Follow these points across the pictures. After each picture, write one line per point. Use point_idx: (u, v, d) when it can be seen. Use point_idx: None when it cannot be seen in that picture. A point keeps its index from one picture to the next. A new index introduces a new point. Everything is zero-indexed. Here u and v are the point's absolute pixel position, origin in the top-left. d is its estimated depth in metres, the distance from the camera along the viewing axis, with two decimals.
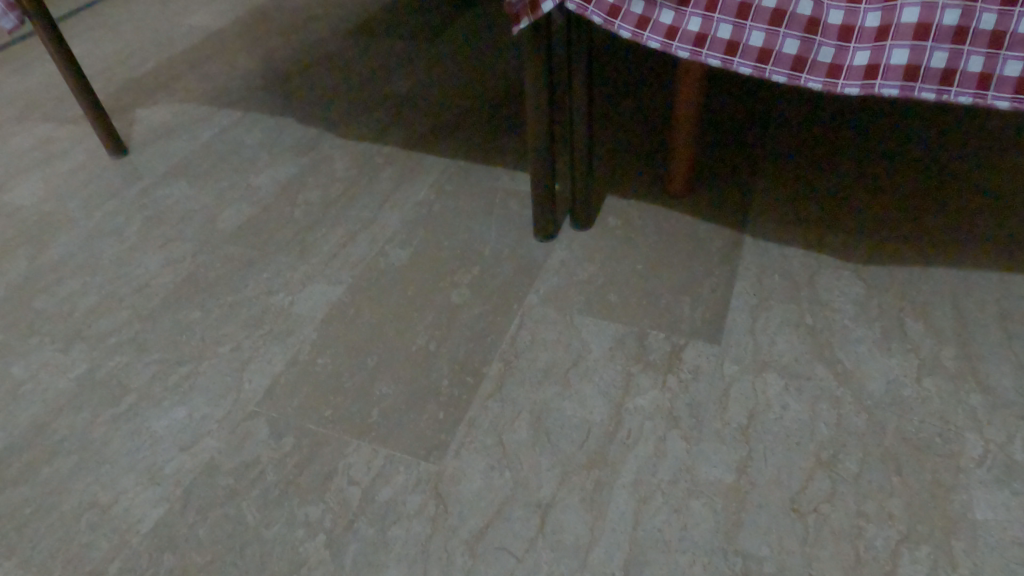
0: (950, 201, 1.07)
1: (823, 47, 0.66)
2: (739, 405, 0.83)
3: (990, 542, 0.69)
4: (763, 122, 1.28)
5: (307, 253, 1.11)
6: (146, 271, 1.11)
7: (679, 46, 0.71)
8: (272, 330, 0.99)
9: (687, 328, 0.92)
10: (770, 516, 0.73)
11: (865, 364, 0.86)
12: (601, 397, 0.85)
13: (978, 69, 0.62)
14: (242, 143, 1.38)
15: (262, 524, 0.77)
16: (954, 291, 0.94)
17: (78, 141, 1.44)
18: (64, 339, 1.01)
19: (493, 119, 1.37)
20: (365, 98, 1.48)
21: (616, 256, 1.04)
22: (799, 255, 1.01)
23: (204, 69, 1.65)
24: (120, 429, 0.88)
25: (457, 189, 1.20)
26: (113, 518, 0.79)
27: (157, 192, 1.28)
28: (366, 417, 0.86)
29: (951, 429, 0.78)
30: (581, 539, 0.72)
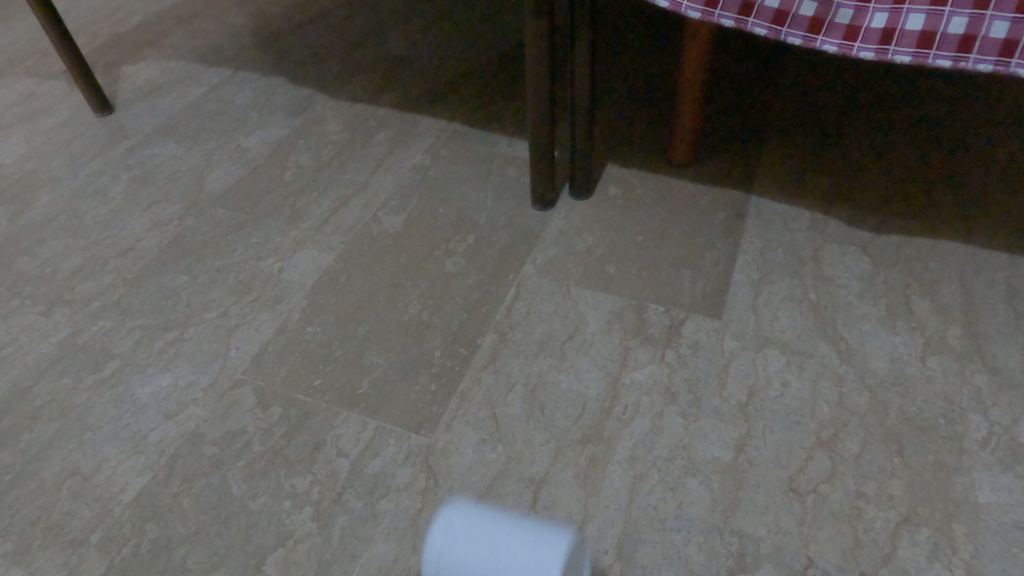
0: (962, 175, 1.04)
1: (841, 9, 0.65)
2: (739, 381, 0.81)
3: (992, 526, 0.68)
4: (771, 88, 1.24)
5: (298, 218, 1.07)
6: (131, 233, 1.08)
7: (689, 6, 0.70)
8: (261, 296, 0.96)
9: (687, 302, 0.90)
10: (767, 495, 0.71)
11: (869, 342, 0.84)
12: (598, 371, 0.83)
13: (1002, 36, 0.60)
14: (232, 103, 1.33)
15: (248, 495, 0.75)
16: (963, 268, 0.91)
17: (62, 98, 1.39)
18: (46, 302, 0.98)
19: (491, 81, 1.32)
20: (361, 57, 1.43)
21: (615, 226, 1.01)
22: (805, 228, 0.98)
23: (193, 25, 1.59)
24: (103, 395, 0.86)
25: (453, 153, 1.16)
26: (95, 487, 0.77)
27: (143, 152, 1.24)
28: (356, 388, 0.84)
29: (954, 410, 0.76)
30: (574, 516, 0.71)
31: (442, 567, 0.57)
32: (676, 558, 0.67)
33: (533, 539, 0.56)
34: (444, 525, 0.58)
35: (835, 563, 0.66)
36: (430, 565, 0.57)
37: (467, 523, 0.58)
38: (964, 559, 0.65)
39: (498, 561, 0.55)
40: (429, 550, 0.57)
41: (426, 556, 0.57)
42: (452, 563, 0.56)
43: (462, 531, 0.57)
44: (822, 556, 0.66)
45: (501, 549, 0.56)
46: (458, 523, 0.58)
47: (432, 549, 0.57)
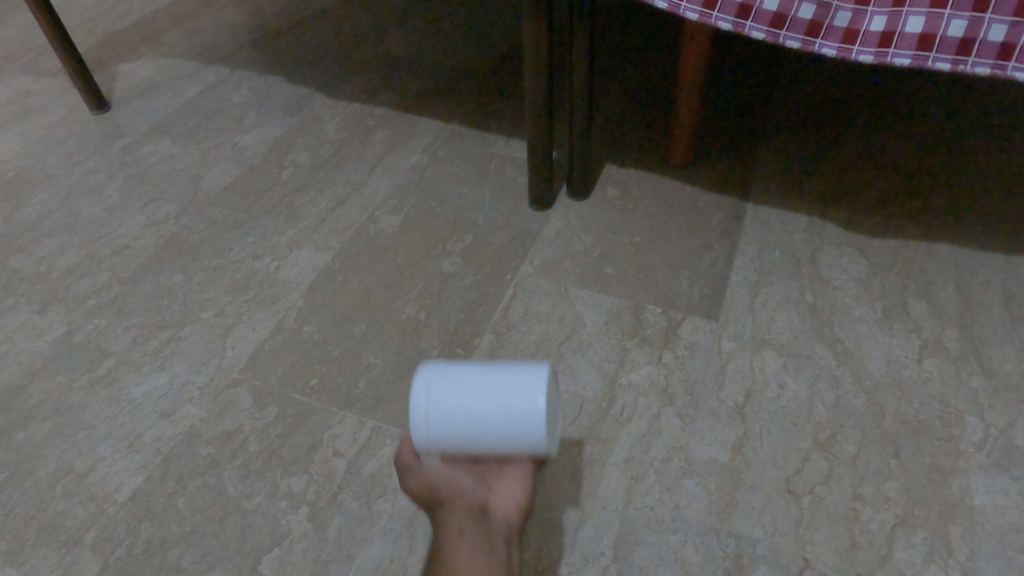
0: (958, 177, 1.04)
1: (840, 11, 0.65)
2: (736, 382, 0.81)
3: (988, 528, 0.68)
4: (768, 89, 1.24)
5: (294, 217, 1.07)
6: (127, 232, 1.07)
7: (689, 8, 0.70)
8: (257, 295, 0.95)
9: (684, 303, 0.90)
10: (764, 497, 0.71)
11: (866, 344, 0.84)
12: (595, 371, 0.83)
13: (1000, 39, 0.60)
14: (229, 102, 1.33)
15: (244, 495, 0.75)
16: (959, 270, 0.91)
17: (58, 96, 1.38)
18: (41, 300, 0.98)
19: (489, 81, 1.32)
20: (358, 56, 1.42)
21: (613, 227, 1.01)
22: (802, 229, 0.98)
23: (190, 24, 1.58)
24: (97, 394, 0.85)
25: (451, 153, 1.16)
26: (90, 486, 0.77)
27: (140, 150, 1.23)
28: (352, 388, 0.83)
29: (951, 412, 0.77)
30: (571, 517, 0.71)
31: (432, 424, 0.61)
32: (673, 559, 0.67)
33: (513, 381, 0.62)
34: (426, 385, 0.61)
35: (832, 564, 0.66)
36: (418, 424, 0.61)
37: (447, 384, 0.62)
38: (960, 561, 0.66)
39: (486, 405, 0.60)
40: (415, 409, 0.61)
41: (413, 414, 0.61)
42: (442, 419, 0.60)
43: (444, 390, 0.61)
44: (819, 558, 0.67)
45: (487, 396, 0.61)
46: (439, 383, 0.62)
47: (419, 411, 0.61)
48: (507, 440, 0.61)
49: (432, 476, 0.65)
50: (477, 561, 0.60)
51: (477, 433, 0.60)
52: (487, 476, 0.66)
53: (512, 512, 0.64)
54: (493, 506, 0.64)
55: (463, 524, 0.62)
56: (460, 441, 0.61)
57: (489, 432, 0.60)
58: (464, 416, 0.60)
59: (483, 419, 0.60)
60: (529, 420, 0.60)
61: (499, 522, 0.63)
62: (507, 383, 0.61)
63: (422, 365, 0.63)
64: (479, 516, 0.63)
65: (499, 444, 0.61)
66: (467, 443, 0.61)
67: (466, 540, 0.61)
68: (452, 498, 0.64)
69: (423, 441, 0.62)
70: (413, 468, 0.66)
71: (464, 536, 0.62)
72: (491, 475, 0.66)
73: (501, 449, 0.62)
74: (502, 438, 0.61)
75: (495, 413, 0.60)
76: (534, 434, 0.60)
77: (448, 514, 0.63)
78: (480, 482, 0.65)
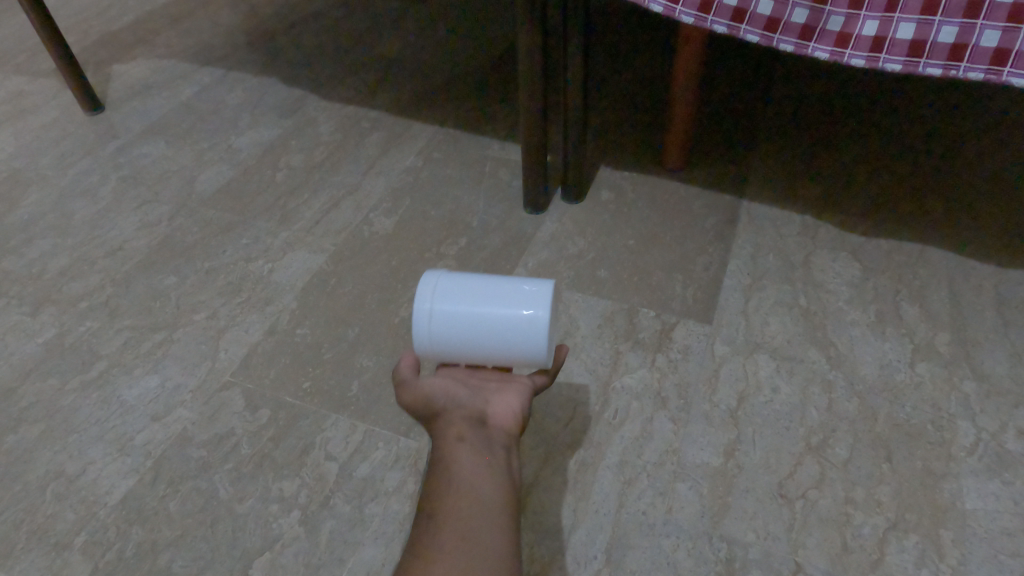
0: (951, 181, 1.05)
1: (833, 16, 0.65)
2: (729, 386, 0.81)
3: (979, 532, 0.68)
4: (763, 93, 1.24)
5: (288, 219, 1.07)
6: (120, 233, 1.07)
7: (683, 11, 0.70)
8: (250, 298, 0.95)
9: (678, 307, 0.90)
10: (756, 500, 0.71)
11: (859, 348, 0.84)
12: (589, 375, 0.83)
13: (993, 45, 0.60)
14: (224, 103, 1.33)
15: (235, 499, 0.74)
16: (951, 274, 0.92)
17: (52, 96, 1.38)
18: (33, 302, 0.97)
19: (484, 84, 1.32)
20: (354, 59, 1.42)
21: (607, 230, 1.01)
22: (795, 233, 0.99)
23: (185, 25, 1.58)
24: (89, 397, 0.85)
25: (446, 156, 1.16)
26: (80, 489, 0.76)
27: (133, 151, 1.23)
28: (345, 391, 0.83)
29: (942, 416, 0.77)
30: (563, 521, 0.71)
31: (436, 323, 0.64)
32: (665, 563, 0.67)
33: (516, 291, 0.66)
34: (432, 289, 0.65)
35: (823, 568, 0.66)
36: (424, 323, 0.65)
37: (453, 289, 0.66)
38: (951, 565, 0.66)
39: (490, 308, 0.64)
40: (419, 310, 0.65)
41: (418, 314, 0.65)
42: (445, 318, 0.64)
43: (449, 292, 0.65)
44: (810, 562, 0.67)
45: (491, 302, 0.65)
46: (444, 286, 0.66)
47: (424, 311, 0.65)
48: (509, 347, 0.65)
49: (430, 388, 0.63)
50: (477, 469, 0.57)
51: (480, 336, 0.64)
52: (484, 392, 0.65)
53: (511, 423, 0.63)
54: (492, 417, 0.62)
55: (462, 433, 0.60)
56: (461, 344, 0.65)
57: (492, 336, 0.64)
58: (468, 318, 0.64)
59: (488, 319, 0.64)
60: (530, 326, 0.64)
61: (498, 431, 0.62)
62: (512, 293, 0.66)
63: (426, 271, 0.67)
64: (478, 424, 0.61)
65: (499, 345, 0.65)
66: (469, 346, 0.65)
67: (465, 446, 0.59)
68: (450, 409, 0.62)
69: (426, 342, 0.65)
70: (411, 382, 0.64)
71: (463, 443, 0.59)
72: (488, 391, 0.65)
73: (502, 356, 0.65)
74: (503, 343, 0.64)
75: (498, 317, 0.64)
76: (534, 339, 0.64)
77: (446, 426, 0.61)
78: (477, 395, 0.64)
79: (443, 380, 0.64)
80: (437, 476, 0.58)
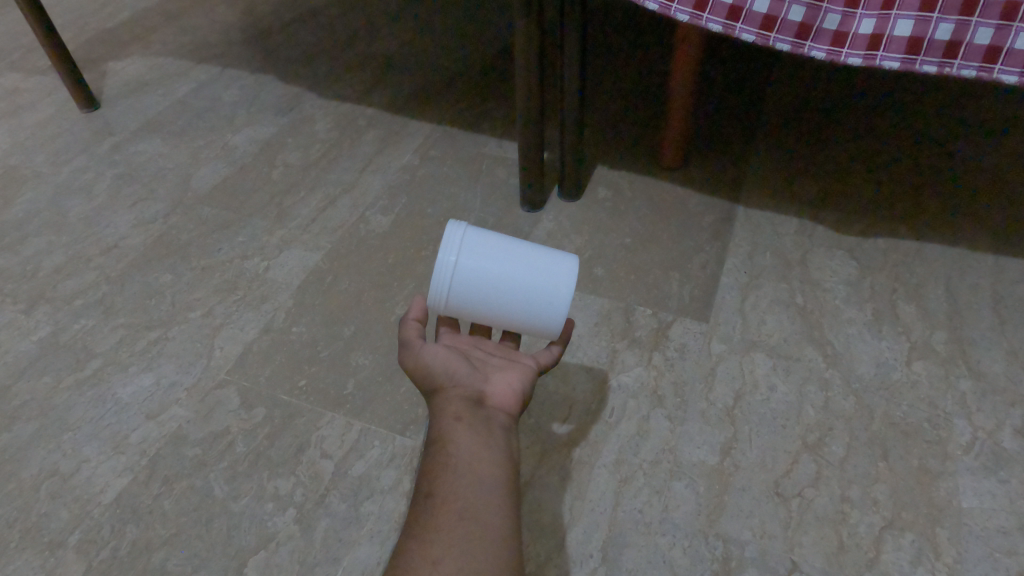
0: (948, 180, 1.05)
1: (830, 14, 0.65)
2: (725, 384, 0.81)
3: (975, 531, 0.68)
4: (760, 91, 1.24)
5: (284, 217, 1.06)
6: (115, 231, 1.06)
7: (679, 9, 0.70)
8: (246, 295, 0.95)
9: (674, 305, 0.90)
10: (752, 499, 0.71)
11: (855, 347, 0.84)
12: (585, 373, 0.83)
13: (987, 42, 0.61)
14: (220, 100, 1.32)
15: (230, 497, 0.74)
16: (948, 273, 0.92)
17: (47, 94, 1.37)
18: (27, 299, 0.97)
19: (481, 81, 1.32)
20: (350, 56, 1.42)
21: (604, 228, 1.01)
22: (792, 232, 0.99)
23: (181, 22, 1.57)
24: (83, 395, 0.85)
25: (443, 154, 1.16)
26: (74, 488, 0.76)
27: (129, 149, 1.22)
28: (341, 389, 0.83)
29: (939, 415, 0.77)
30: (559, 519, 0.71)
31: (460, 279, 0.63)
32: (661, 562, 0.67)
33: (543, 257, 0.66)
34: (460, 242, 0.63)
35: (820, 567, 0.66)
36: (445, 276, 0.63)
37: (479, 245, 0.64)
38: (947, 563, 0.66)
39: (519, 271, 0.64)
40: (444, 263, 0.62)
41: (442, 266, 0.62)
42: (471, 276, 0.63)
43: (474, 248, 0.63)
44: (807, 561, 0.66)
45: (519, 265, 0.64)
46: (471, 241, 0.63)
47: (448, 264, 0.62)
48: (530, 311, 0.65)
49: (430, 358, 0.60)
50: (476, 449, 0.55)
51: (503, 298, 0.64)
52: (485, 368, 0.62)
53: (512, 403, 0.60)
54: (491, 396, 0.59)
55: (461, 412, 0.57)
56: (481, 303, 0.64)
57: (515, 300, 0.64)
58: (494, 278, 0.63)
59: (516, 283, 0.64)
60: (557, 294, 0.64)
61: (498, 412, 0.59)
62: (539, 259, 0.65)
63: (452, 221, 0.63)
64: (475, 404, 0.59)
65: (518, 308, 0.65)
66: (487, 307, 0.64)
67: (463, 426, 0.56)
68: (448, 386, 0.59)
69: (444, 296, 0.63)
70: (413, 349, 0.61)
71: (462, 423, 0.57)
72: (489, 367, 0.62)
73: (518, 319, 0.66)
74: (526, 308, 0.64)
75: (525, 282, 0.64)
76: (559, 307, 0.65)
77: (444, 403, 0.58)
78: (478, 371, 0.61)
79: (445, 350, 0.61)
80: (436, 456, 0.56)
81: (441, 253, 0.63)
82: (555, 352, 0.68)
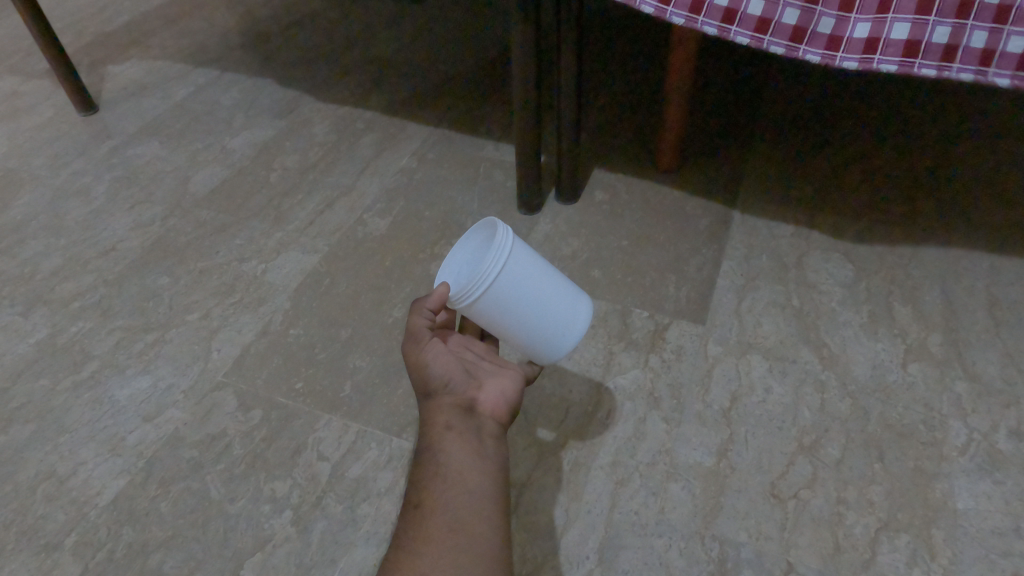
0: (943, 182, 1.05)
1: (824, 17, 0.65)
2: (721, 386, 0.81)
3: (970, 532, 0.68)
4: (756, 95, 1.25)
5: (282, 220, 1.06)
6: (114, 233, 1.06)
7: (674, 12, 0.70)
8: (243, 298, 0.95)
9: (671, 307, 0.90)
10: (749, 500, 0.71)
11: (851, 349, 0.84)
12: (582, 375, 0.83)
13: (981, 46, 0.61)
14: (218, 104, 1.33)
15: (227, 499, 0.74)
16: (944, 275, 0.92)
17: (45, 97, 1.38)
18: (25, 302, 0.97)
19: (479, 85, 1.32)
20: (349, 59, 1.42)
21: (601, 230, 1.01)
22: (788, 234, 0.99)
23: (180, 26, 1.58)
24: (80, 397, 0.85)
25: (440, 157, 1.16)
26: (71, 490, 0.76)
27: (128, 152, 1.23)
28: (338, 391, 0.83)
29: (935, 416, 0.77)
30: (555, 521, 0.71)
31: (497, 291, 0.61)
32: (657, 563, 0.67)
33: (566, 287, 0.67)
34: (509, 252, 0.61)
35: (815, 568, 0.66)
36: (489, 284, 0.60)
37: (522, 259, 0.63)
38: (943, 564, 0.66)
39: (546, 296, 0.64)
40: (489, 271, 0.59)
41: (491, 273, 0.59)
42: (504, 291, 0.61)
43: (516, 263, 0.62)
44: (803, 562, 0.67)
45: (547, 291, 0.64)
46: (515, 255, 0.61)
47: (495, 272, 0.60)
48: (542, 336, 0.65)
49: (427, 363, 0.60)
50: (467, 459, 0.55)
51: (524, 318, 0.63)
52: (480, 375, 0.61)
53: (503, 410, 0.60)
54: (484, 403, 0.59)
55: (452, 420, 0.57)
56: (503, 316, 0.63)
57: (534, 323, 0.64)
58: (524, 298, 0.63)
59: (543, 305, 0.64)
60: (571, 327, 0.67)
61: (489, 420, 0.59)
62: (563, 289, 0.67)
63: (505, 230, 0.61)
64: (467, 412, 0.58)
65: (536, 327, 0.65)
66: (506, 322, 0.63)
67: (454, 435, 0.56)
68: (441, 392, 0.59)
69: (472, 304, 0.60)
70: (416, 350, 0.60)
71: (453, 432, 0.57)
72: (482, 373, 0.62)
73: (526, 338, 0.65)
74: (542, 332, 0.65)
75: (548, 308, 0.65)
76: (569, 339, 0.67)
77: (436, 410, 0.58)
78: (472, 378, 0.61)
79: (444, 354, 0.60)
80: (426, 465, 0.56)
81: (486, 259, 0.60)
82: (537, 368, 0.69)
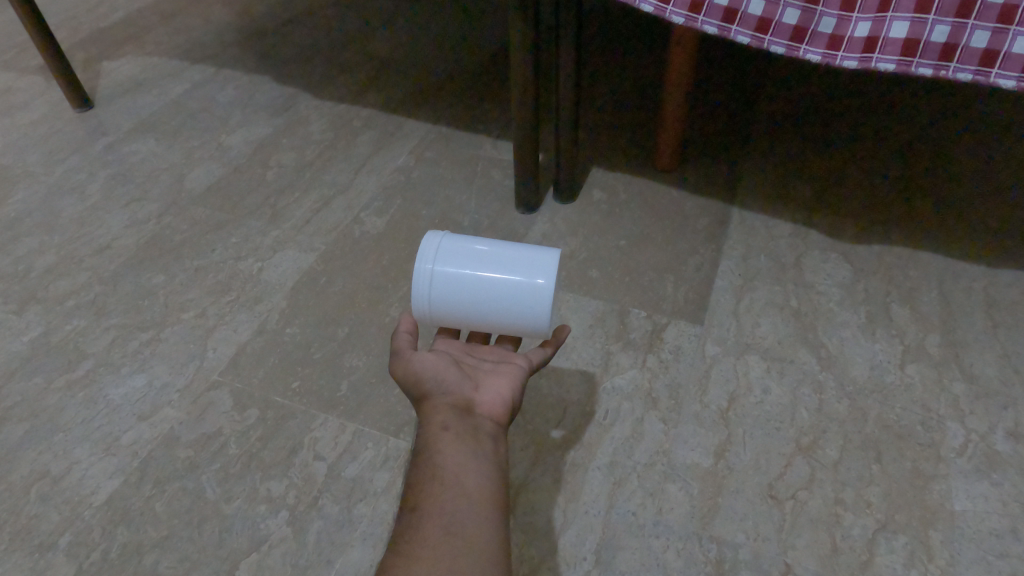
0: (940, 183, 1.05)
1: (824, 17, 0.65)
2: (719, 387, 0.81)
3: (967, 534, 0.68)
4: (755, 94, 1.25)
5: (278, 218, 1.06)
6: (108, 231, 1.06)
7: (673, 11, 0.70)
8: (239, 297, 0.94)
9: (669, 307, 0.90)
10: (746, 501, 0.71)
11: (848, 349, 0.84)
12: (579, 375, 0.83)
13: (983, 45, 0.61)
14: (215, 101, 1.32)
15: (222, 499, 0.74)
16: (941, 276, 0.92)
17: (40, 93, 1.37)
18: (18, 300, 0.96)
19: (477, 83, 1.32)
20: (346, 57, 1.42)
21: (599, 230, 1.01)
22: (787, 235, 0.99)
23: (176, 22, 1.57)
24: (75, 396, 0.84)
25: (438, 155, 1.16)
26: (65, 489, 0.75)
27: (123, 148, 1.22)
28: (334, 391, 0.83)
29: (932, 417, 0.77)
30: (553, 521, 0.70)
31: (439, 288, 0.63)
32: (654, 564, 0.67)
33: (528, 258, 0.65)
34: (434, 250, 0.64)
35: (812, 570, 0.66)
36: (423, 285, 0.64)
37: (454, 250, 0.65)
38: (940, 566, 0.66)
39: (496, 275, 0.64)
40: (421, 271, 0.64)
41: (419, 275, 0.64)
42: (449, 280, 0.63)
43: (449, 258, 0.64)
44: (800, 563, 0.66)
45: (496, 267, 0.64)
46: (446, 248, 0.65)
47: (423, 273, 0.64)
48: (513, 311, 0.64)
49: (417, 366, 0.60)
50: (464, 458, 0.54)
51: (485, 300, 0.63)
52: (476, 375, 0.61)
53: (501, 411, 0.59)
54: (480, 405, 0.59)
55: (448, 420, 0.57)
56: (465, 309, 0.64)
57: (499, 306, 0.64)
58: (470, 285, 0.63)
59: (495, 286, 0.63)
60: (534, 298, 0.63)
61: (486, 420, 0.58)
62: (517, 256, 0.65)
63: (428, 231, 0.66)
64: (464, 412, 0.58)
65: (502, 309, 0.64)
66: (473, 316, 0.64)
67: (451, 435, 0.55)
68: (437, 394, 0.59)
69: (427, 305, 0.64)
70: (403, 356, 0.62)
71: (449, 432, 0.56)
72: (479, 376, 0.62)
73: (508, 325, 0.65)
74: (510, 314, 0.64)
75: (503, 287, 0.63)
76: (540, 309, 0.63)
77: (432, 412, 0.58)
78: (468, 380, 0.61)
79: (431, 356, 0.61)
80: (422, 467, 0.54)
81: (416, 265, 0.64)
82: (546, 354, 0.66)
